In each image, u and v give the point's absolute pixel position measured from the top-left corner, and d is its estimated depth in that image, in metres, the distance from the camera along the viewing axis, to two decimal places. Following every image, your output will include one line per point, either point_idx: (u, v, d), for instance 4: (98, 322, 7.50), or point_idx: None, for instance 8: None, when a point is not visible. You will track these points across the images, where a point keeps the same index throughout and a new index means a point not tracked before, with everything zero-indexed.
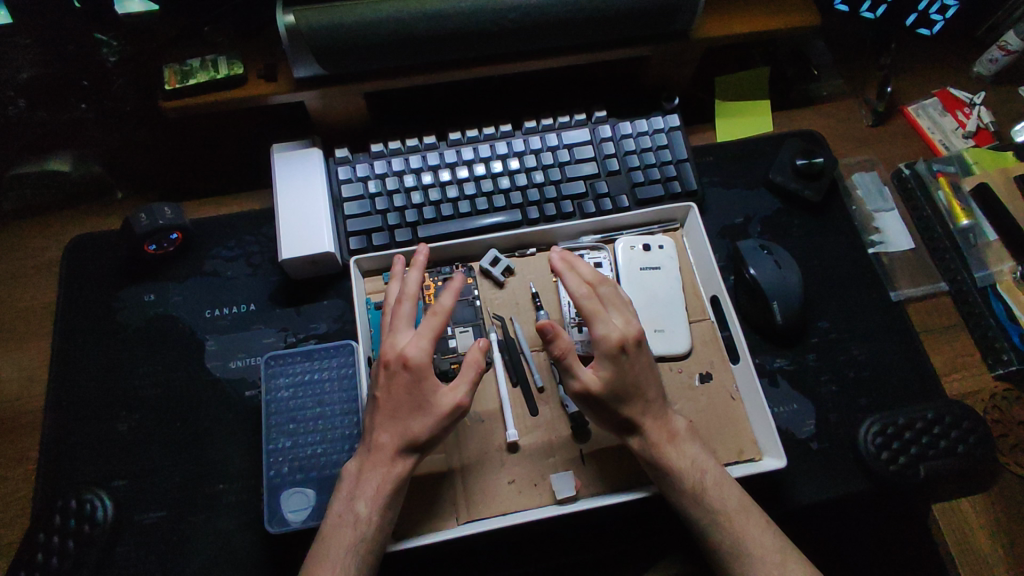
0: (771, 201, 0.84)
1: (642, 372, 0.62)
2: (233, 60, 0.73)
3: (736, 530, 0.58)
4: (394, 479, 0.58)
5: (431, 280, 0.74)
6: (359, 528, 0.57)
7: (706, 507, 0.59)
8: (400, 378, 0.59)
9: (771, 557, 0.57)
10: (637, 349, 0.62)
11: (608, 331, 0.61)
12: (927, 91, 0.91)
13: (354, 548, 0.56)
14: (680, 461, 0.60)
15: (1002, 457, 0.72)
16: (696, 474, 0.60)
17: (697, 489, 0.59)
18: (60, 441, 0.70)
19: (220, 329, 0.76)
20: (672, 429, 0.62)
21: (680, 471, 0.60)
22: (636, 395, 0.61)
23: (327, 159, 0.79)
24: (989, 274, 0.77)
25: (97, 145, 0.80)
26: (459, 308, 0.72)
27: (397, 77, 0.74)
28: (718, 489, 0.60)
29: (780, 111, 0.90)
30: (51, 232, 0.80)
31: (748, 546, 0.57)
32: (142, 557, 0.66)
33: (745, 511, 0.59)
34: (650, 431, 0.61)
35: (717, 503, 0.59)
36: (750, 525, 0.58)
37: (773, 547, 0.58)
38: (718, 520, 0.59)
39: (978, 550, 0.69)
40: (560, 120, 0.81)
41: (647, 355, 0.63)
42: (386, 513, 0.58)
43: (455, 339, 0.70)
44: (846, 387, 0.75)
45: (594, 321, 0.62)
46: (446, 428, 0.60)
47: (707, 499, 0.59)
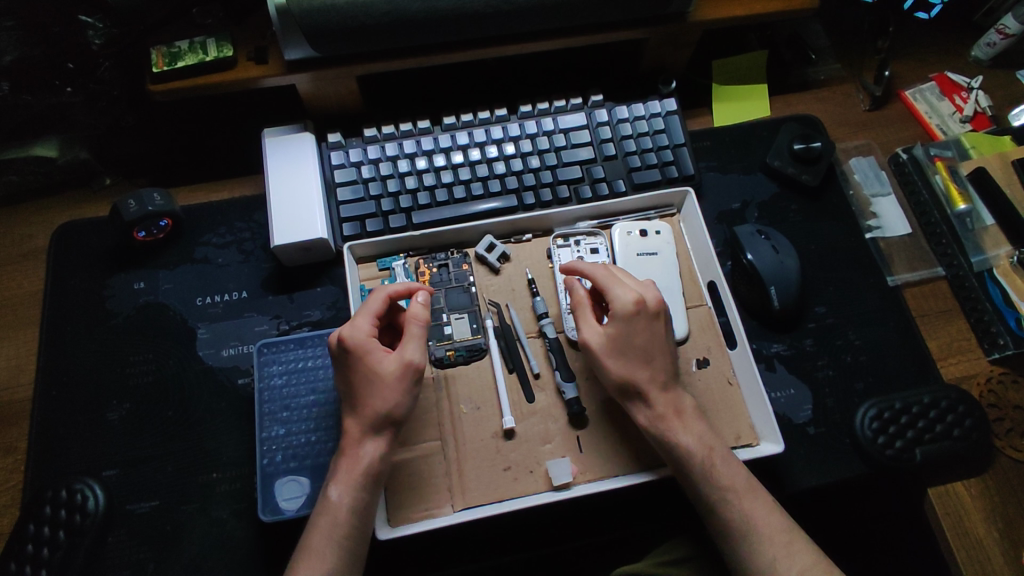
0: (768, 186, 0.84)
1: (653, 339, 0.62)
2: (222, 42, 0.71)
3: (745, 510, 0.58)
4: (365, 461, 0.57)
5: (426, 266, 0.73)
6: (335, 513, 0.56)
7: (717, 485, 0.58)
8: (345, 363, 0.59)
9: (777, 535, 0.57)
10: (653, 317, 0.63)
11: (626, 294, 0.63)
12: (925, 75, 0.90)
13: (334, 534, 0.55)
14: (689, 438, 0.60)
15: (998, 441, 0.71)
16: (705, 451, 0.60)
17: (706, 465, 0.59)
18: (50, 430, 0.69)
19: (211, 316, 0.75)
20: (681, 405, 0.62)
21: (689, 445, 0.60)
22: (645, 359, 0.62)
23: (319, 144, 0.78)
24: (985, 258, 0.77)
25: (84, 130, 0.79)
26: (455, 294, 0.72)
27: (390, 60, 0.73)
28: (726, 467, 0.59)
29: (778, 95, 0.89)
30: (38, 218, 0.79)
31: (757, 525, 0.57)
32: (135, 546, 0.65)
33: (752, 490, 0.59)
34: (657, 402, 0.61)
35: (724, 479, 0.59)
36: (758, 503, 0.58)
37: (779, 527, 0.58)
38: (727, 498, 0.58)
39: (974, 535, 0.67)
40: (556, 104, 0.80)
41: (664, 327, 0.63)
42: (361, 498, 0.56)
43: (450, 326, 0.70)
44: (842, 372, 0.75)
45: (608, 283, 0.64)
46: (406, 394, 0.59)
47: (716, 476, 0.59)
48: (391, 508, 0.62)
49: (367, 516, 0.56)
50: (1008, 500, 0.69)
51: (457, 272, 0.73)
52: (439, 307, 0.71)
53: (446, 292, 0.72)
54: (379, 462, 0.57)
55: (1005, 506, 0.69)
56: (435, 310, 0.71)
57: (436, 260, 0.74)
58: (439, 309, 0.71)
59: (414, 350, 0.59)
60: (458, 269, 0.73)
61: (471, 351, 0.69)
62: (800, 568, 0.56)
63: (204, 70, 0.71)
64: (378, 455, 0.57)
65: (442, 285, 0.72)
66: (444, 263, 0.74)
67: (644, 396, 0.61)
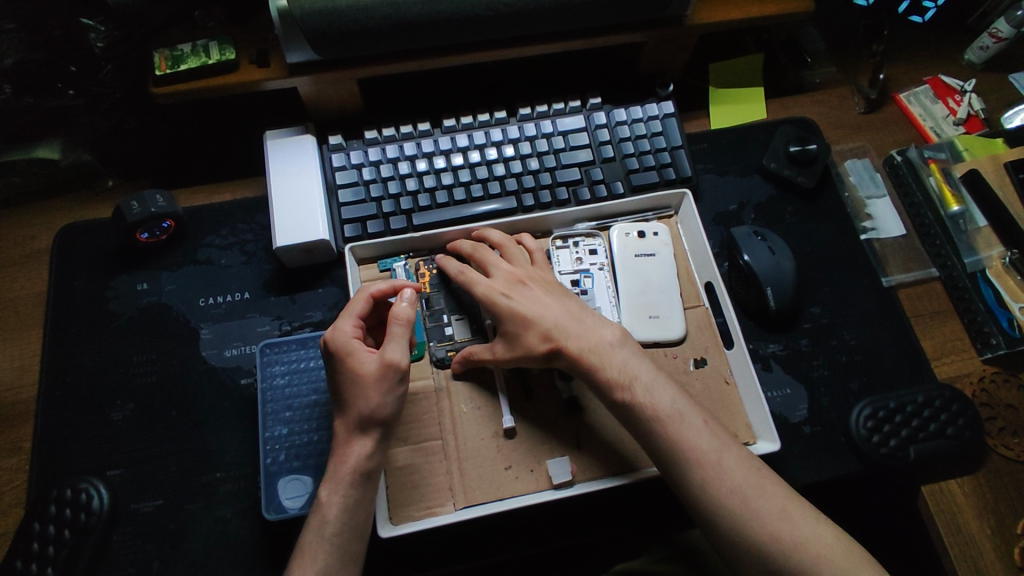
0: (765, 187, 0.85)
1: (526, 305, 0.64)
2: (224, 45, 0.72)
3: (670, 435, 0.58)
4: (352, 459, 0.57)
5: (429, 267, 0.73)
6: (327, 514, 0.56)
7: (644, 414, 0.59)
8: (330, 365, 0.60)
9: (709, 457, 0.57)
10: (517, 293, 0.65)
11: (483, 286, 0.66)
12: (919, 78, 0.91)
13: (327, 531, 0.56)
14: (609, 369, 0.61)
15: (991, 439, 0.72)
16: (626, 380, 0.61)
17: (625, 398, 0.60)
18: (54, 430, 0.70)
19: (214, 317, 0.75)
20: (597, 343, 0.63)
21: (608, 381, 0.61)
22: (526, 324, 0.63)
23: (321, 146, 0.78)
24: (978, 259, 0.79)
25: (86, 133, 0.79)
26: (458, 295, 0.72)
27: (392, 63, 0.73)
28: (648, 395, 0.60)
29: (774, 98, 0.90)
30: (41, 220, 0.79)
31: (689, 451, 0.57)
32: (140, 545, 0.66)
33: (680, 416, 0.59)
34: (572, 342, 0.63)
35: (648, 407, 0.59)
36: (690, 428, 0.58)
37: (707, 446, 0.57)
38: (655, 427, 0.59)
39: (966, 531, 0.68)
40: (555, 106, 0.81)
41: (540, 294, 0.65)
42: (352, 496, 0.56)
43: (452, 327, 0.70)
44: (837, 372, 0.76)
45: (467, 280, 0.67)
46: (387, 392, 0.58)
47: (636, 408, 0.60)
48: (393, 506, 0.63)
49: (360, 515, 0.57)
50: (1000, 497, 0.70)
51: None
52: (441, 308, 0.71)
53: (449, 292, 0.72)
54: (366, 461, 0.57)
55: (997, 503, 0.70)
56: (437, 312, 0.71)
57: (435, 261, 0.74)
58: (442, 310, 0.71)
59: (392, 349, 0.59)
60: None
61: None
62: (731, 483, 0.56)
63: (207, 73, 0.72)
64: (365, 453, 0.57)
65: (444, 286, 0.72)
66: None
67: (542, 337, 0.63)
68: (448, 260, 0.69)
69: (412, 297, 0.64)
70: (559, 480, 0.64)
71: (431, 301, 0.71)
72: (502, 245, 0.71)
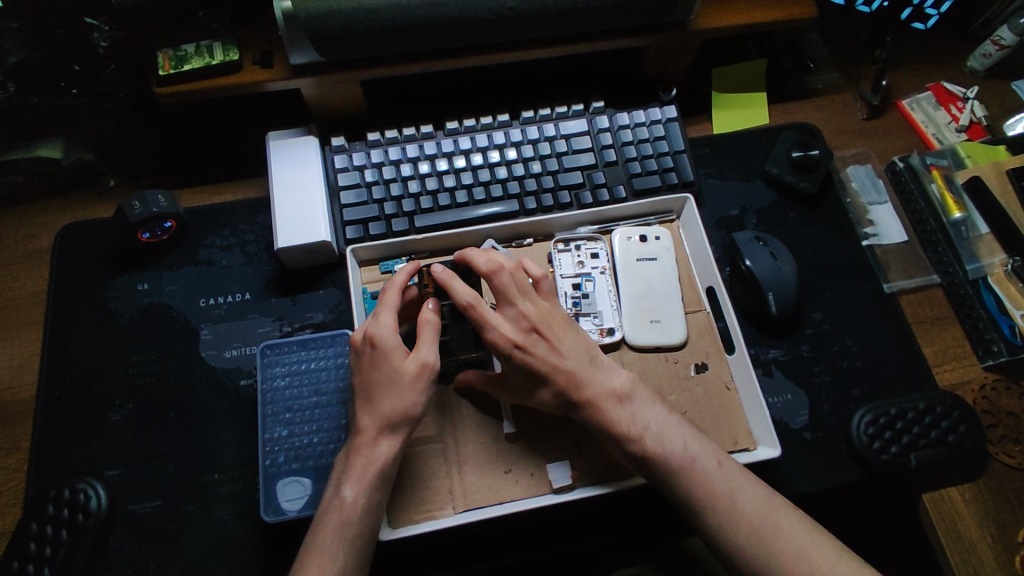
0: (767, 193, 0.85)
1: (543, 361, 0.60)
2: (228, 47, 0.72)
3: (685, 481, 0.58)
4: (379, 459, 0.57)
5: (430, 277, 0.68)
6: (347, 512, 0.56)
7: (656, 465, 0.59)
8: (367, 358, 0.59)
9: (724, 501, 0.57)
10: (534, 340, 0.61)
11: (499, 328, 0.60)
12: (921, 84, 0.91)
13: (346, 533, 0.55)
14: (621, 420, 0.61)
15: (992, 447, 0.72)
16: (638, 432, 0.60)
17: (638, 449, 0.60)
18: (52, 429, 0.70)
19: (214, 318, 0.75)
20: (611, 392, 0.62)
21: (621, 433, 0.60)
22: (541, 381, 0.61)
23: (323, 148, 0.78)
24: (980, 266, 0.78)
25: (90, 132, 0.79)
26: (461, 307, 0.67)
27: (396, 65, 0.73)
28: (660, 444, 0.59)
29: (776, 104, 0.90)
30: (42, 219, 0.79)
31: (705, 498, 0.57)
32: (137, 545, 0.66)
33: (694, 463, 0.58)
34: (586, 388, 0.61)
35: (662, 459, 0.59)
36: (706, 472, 0.58)
37: (722, 485, 0.57)
38: (670, 477, 0.58)
39: (967, 539, 0.68)
40: (558, 110, 0.81)
41: (555, 340, 0.62)
42: (375, 494, 0.57)
43: (454, 340, 0.68)
44: (839, 378, 0.76)
45: (481, 316, 0.60)
46: (423, 393, 0.59)
47: (651, 458, 0.59)
48: (392, 510, 0.63)
49: (378, 514, 0.57)
50: (1000, 505, 0.70)
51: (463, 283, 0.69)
52: (443, 320, 0.67)
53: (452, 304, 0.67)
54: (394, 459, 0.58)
55: (998, 512, 0.69)
56: (439, 325, 0.67)
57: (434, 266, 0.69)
58: (444, 323, 0.67)
59: (428, 350, 0.59)
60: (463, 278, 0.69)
61: (475, 364, 0.68)
62: (745, 511, 0.56)
63: (210, 73, 0.72)
64: (393, 452, 0.58)
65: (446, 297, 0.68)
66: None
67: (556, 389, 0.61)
68: (456, 285, 0.60)
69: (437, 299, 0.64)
70: (559, 485, 0.64)
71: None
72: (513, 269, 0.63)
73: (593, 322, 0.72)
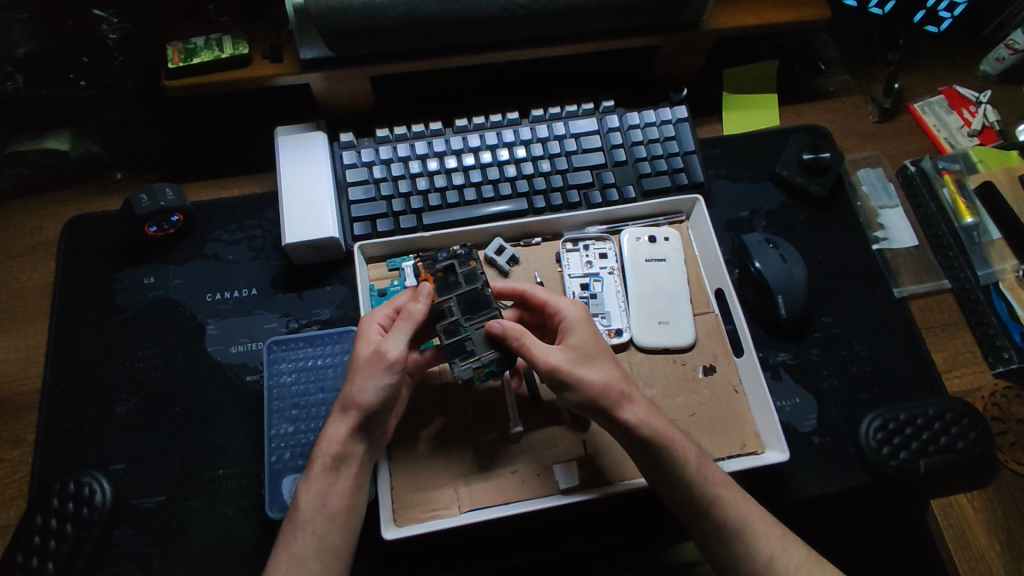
0: (777, 195, 0.84)
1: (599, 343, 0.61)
2: (237, 40, 0.71)
3: (739, 507, 0.58)
4: (327, 440, 0.58)
5: (430, 270, 0.65)
6: (301, 505, 0.57)
7: (710, 480, 0.58)
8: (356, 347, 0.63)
9: (759, 528, 0.57)
10: (589, 354, 0.60)
11: (545, 354, 0.59)
12: (933, 88, 0.90)
13: (300, 524, 0.56)
14: (677, 434, 0.59)
15: (1002, 454, 0.72)
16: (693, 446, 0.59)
17: (694, 461, 0.58)
18: (57, 423, 0.69)
19: (221, 313, 0.75)
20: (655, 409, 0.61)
21: (675, 438, 0.58)
22: (596, 360, 0.60)
23: (331, 143, 0.78)
24: (992, 272, 0.78)
25: (97, 125, 0.79)
26: (469, 299, 0.63)
27: (406, 61, 0.73)
28: (713, 465, 0.59)
29: (787, 105, 0.89)
30: (48, 212, 0.79)
31: (752, 523, 0.57)
32: (142, 540, 0.65)
33: (736, 488, 0.59)
34: (644, 407, 0.59)
35: (714, 477, 0.59)
36: (745, 499, 0.58)
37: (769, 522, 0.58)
38: (722, 493, 0.57)
39: (976, 547, 0.68)
40: (567, 109, 0.80)
41: (609, 359, 0.61)
42: (323, 484, 0.57)
43: (473, 340, 0.61)
44: (847, 382, 0.75)
45: (526, 346, 0.59)
46: (375, 380, 0.57)
47: (709, 473, 0.58)
48: (397, 508, 0.63)
49: (334, 508, 0.57)
50: (1008, 512, 0.70)
51: (467, 274, 0.64)
52: (456, 318, 0.62)
53: (459, 297, 0.63)
54: (339, 444, 0.58)
55: (1008, 521, 0.69)
56: (453, 325, 0.62)
57: (439, 262, 0.65)
58: (458, 321, 0.62)
59: (389, 340, 0.58)
60: (465, 267, 0.65)
61: (500, 364, 0.61)
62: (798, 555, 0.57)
63: (220, 67, 0.71)
64: (339, 435, 0.58)
65: (451, 289, 0.64)
66: (450, 264, 0.65)
67: (628, 403, 0.58)
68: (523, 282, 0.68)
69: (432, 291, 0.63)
70: (565, 486, 0.64)
71: (443, 314, 0.62)
72: (547, 300, 0.64)
73: (602, 323, 0.72)
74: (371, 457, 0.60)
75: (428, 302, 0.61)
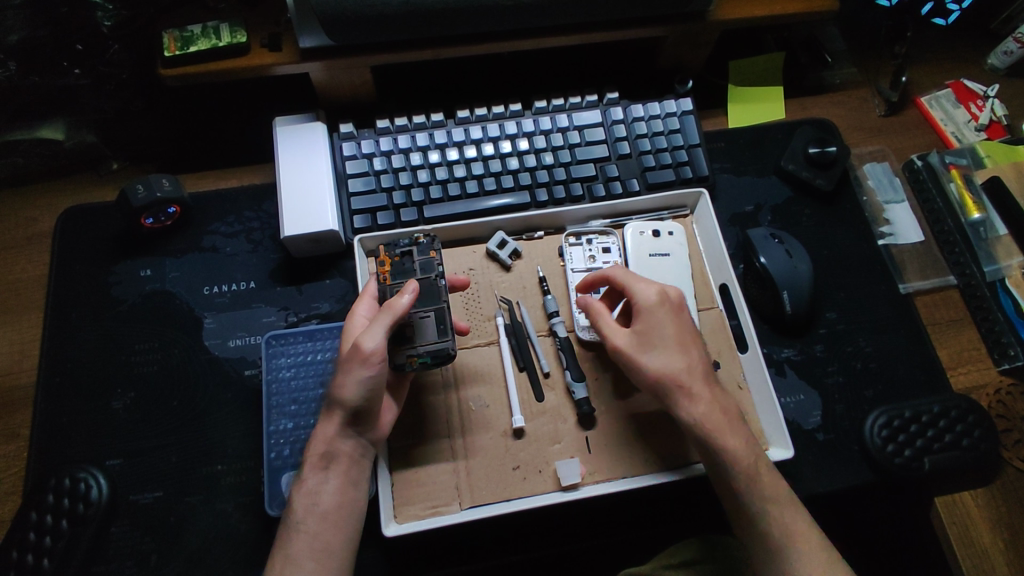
0: (782, 189, 0.83)
1: (678, 331, 0.61)
2: (236, 28, 0.70)
3: (783, 519, 0.57)
4: (319, 439, 0.60)
5: (389, 253, 0.65)
6: (293, 505, 0.59)
7: (761, 493, 0.57)
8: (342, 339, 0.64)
9: (805, 543, 0.56)
10: (655, 344, 0.61)
11: (615, 336, 0.62)
12: (940, 82, 0.89)
13: (293, 523, 0.57)
14: (734, 439, 0.58)
15: (1005, 451, 0.72)
16: (750, 455, 0.58)
17: (750, 471, 0.58)
18: (52, 417, 0.68)
19: (218, 307, 0.74)
20: (726, 409, 0.60)
21: (735, 448, 0.58)
22: (664, 352, 0.60)
23: (331, 134, 0.77)
24: (998, 268, 0.77)
25: (92, 114, 0.77)
26: (420, 288, 0.63)
27: (407, 51, 0.72)
28: (771, 477, 0.58)
29: (793, 98, 0.88)
30: (43, 203, 0.77)
31: (796, 537, 0.56)
32: (139, 536, 0.65)
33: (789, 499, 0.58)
34: (703, 405, 0.59)
35: (767, 488, 0.58)
36: (794, 511, 0.58)
37: (813, 539, 0.57)
38: (771, 508, 0.57)
39: (980, 544, 0.68)
40: (571, 100, 0.79)
41: (677, 350, 0.61)
42: (314, 483, 0.59)
43: (413, 327, 0.61)
44: (852, 379, 0.75)
45: (597, 324, 0.63)
46: (354, 378, 0.58)
47: (761, 486, 0.58)
48: (397, 505, 0.62)
49: (326, 507, 0.58)
50: (1013, 510, 0.69)
51: (423, 262, 0.64)
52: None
53: (410, 284, 0.63)
54: (327, 442, 0.59)
55: (1011, 517, 0.69)
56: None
57: (399, 247, 0.65)
58: (405, 306, 0.62)
59: (365, 335, 0.58)
60: (423, 256, 0.65)
61: (436, 357, 0.60)
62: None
63: (217, 55, 0.70)
64: (328, 434, 0.60)
65: (405, 275, 0.64)
66: (409, 250, 0.65)
67: (685, 400, 0.59)
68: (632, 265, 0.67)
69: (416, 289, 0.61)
70: (568, 483, 0.63)
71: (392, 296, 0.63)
72: (626, 279, 0.64)
73: None
74: (364, 453, 0.61)
75: (413, 293, 0.59)
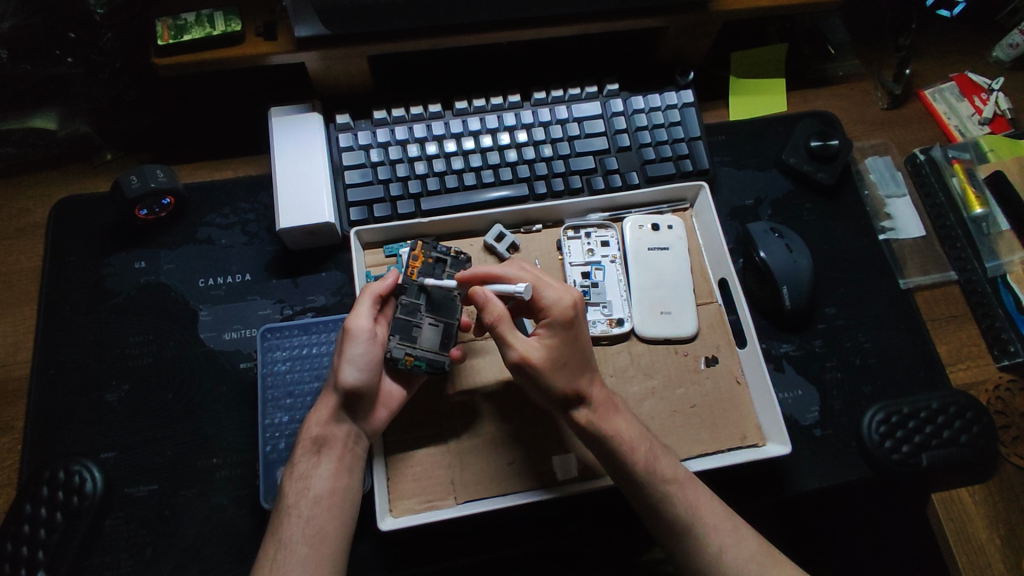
0: (784, 183, 0.82)
1: (581, 341, 0.60)
2: (230, 17, 0.69)
3: (687, 500, 0.56)
4: (310, 424, 0.60)
5: (424, 251, 0.66)
6: (286, 491, 0.58)
7: (659, 477, 0.57)
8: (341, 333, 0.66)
9: (719, 526, 0.56)
10: (564, 356, 0.58)
11: (525, 347, 0.58)
12: (945, 74, 0.88)
13: (287, 509, 0.57)
14: (626, 431, 0.58)
15: (1003, 447, 0.71)
16: (646, 445, 0.58)
17: (650, 460, 0.57)
18: (46, 409, 0.68)
19: (213, 299, 0.73)
20: (616, 402, 0.60)
21: (630, 439, 0.58)
22: (579, 364, 0.59)
23: (327, 125, 0.76)
24: (999, 265, 0.77)
25: (86, 103, 0.76)
26: (439, 296, 0.65)
27: (403, 41, 0.70)
28: (668, 460, 0.58)
29: (796, 91, 0.87)
30: (35, 194, 0.77)
31: (703, 516, 0.56)
32: (134, 529, 0.64)
33: (693, 481, 0.58)
34: (596, 400, 0.59)
35: (669, 472, 0.57)
36: (701, 493, 0.57)
37: (723, 515, 0.57)
38: (670, 491, 0.56)
39: (977, 541, 0.68)
40: (571, 92, 0.78)
41: (581, 362, 0.59)
42: (306, 467, 0.59)
43: (420, 329, 0.63)
44: (851, 375, 0.74)
45: (503, 332, 0.58)
46: (344, 357, 0.60)
47: (660, 470, 0.57)
48: (393, 499, 0.62)
49: (319, 491, 0.58)
50: (1010, 506, 0.69)
51: (452, 276, 0.66)
52: (418, 303, 0.64)
53: (433, 289, 0.65)
54: (320, 426, 0.60)
55: (1007, 513, 0.69)
56: (412, 307, 0.64)
57: (435, 250, 0.66)
58: (419, 306, 0.64)
59: (352, 316, 0.60)
60: (454, 270, 0.67)
61: (432, 365, 0.62)
62: (750, 553, 0.55)
63: (212, 44, 0.69)
64: (320, 418, 0.60)
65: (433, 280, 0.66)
66: (443, 258, 0.67)
67: (583, 404, 0.58)
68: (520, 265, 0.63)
69: (399, 283, 0.64)
70: (564, 477, 0.63)
71: (410, 292, 0.64)
72: (535, 283, 0.60)
73: (602, 313, 0.70)
74: (357, 441, 0.61)
75: (396, 277, 0.64)
